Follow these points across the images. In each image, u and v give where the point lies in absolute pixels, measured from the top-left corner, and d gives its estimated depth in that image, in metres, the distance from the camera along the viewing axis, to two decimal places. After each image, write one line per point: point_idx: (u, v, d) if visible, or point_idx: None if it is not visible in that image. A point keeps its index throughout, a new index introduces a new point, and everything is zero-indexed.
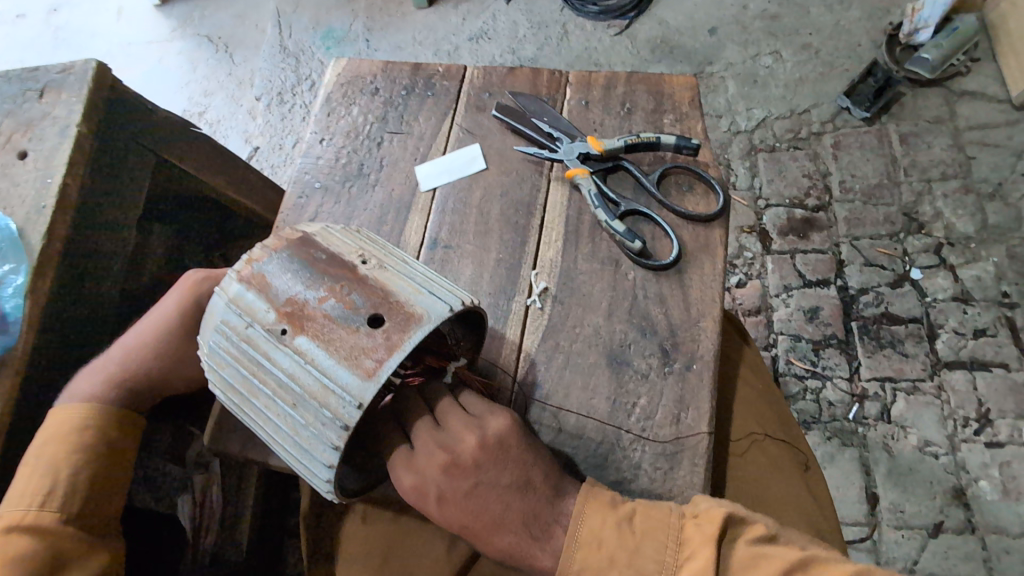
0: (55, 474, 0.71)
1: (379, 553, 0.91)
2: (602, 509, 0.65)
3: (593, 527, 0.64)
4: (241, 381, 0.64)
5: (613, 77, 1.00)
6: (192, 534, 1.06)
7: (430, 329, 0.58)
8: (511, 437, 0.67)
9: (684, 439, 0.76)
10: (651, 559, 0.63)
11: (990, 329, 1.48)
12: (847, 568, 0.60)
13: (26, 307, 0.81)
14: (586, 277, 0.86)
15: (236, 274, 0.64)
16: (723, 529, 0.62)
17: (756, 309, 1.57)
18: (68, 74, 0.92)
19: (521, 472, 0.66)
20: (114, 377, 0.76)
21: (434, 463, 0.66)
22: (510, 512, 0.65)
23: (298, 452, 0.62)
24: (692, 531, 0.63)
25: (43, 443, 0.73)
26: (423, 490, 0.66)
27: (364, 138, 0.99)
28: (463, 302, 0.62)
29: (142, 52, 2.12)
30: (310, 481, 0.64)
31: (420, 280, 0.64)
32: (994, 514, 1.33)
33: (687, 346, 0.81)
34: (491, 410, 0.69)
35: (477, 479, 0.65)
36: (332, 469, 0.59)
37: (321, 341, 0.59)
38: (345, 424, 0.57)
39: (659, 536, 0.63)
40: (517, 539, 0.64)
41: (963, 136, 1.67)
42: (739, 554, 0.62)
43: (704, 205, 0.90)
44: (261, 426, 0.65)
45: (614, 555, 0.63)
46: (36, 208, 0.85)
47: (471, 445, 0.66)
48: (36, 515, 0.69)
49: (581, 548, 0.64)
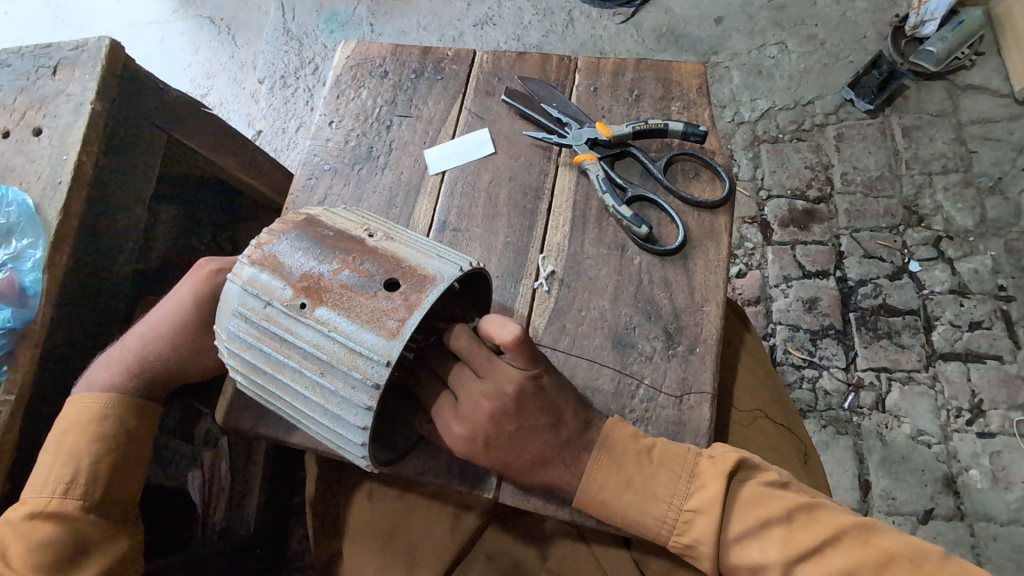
0: (77, 462, 0.73)
1: (384, 531, 0.93)
2: (624, 441, 0.72)
3: (614, 452, 0.71)
4: (265, 360, 0.64)
5: (622, 64, 1.01)
6: (201, 509, 1.09)
7: (446, 288, 0.60)
8: (542, 384, 0.70)
9: (686, 419, 0.78)
10: (665, 486, 0.70)
11: (985, 322, 1.50)
12: (843, 520, 0.67)
13: (44, 280, 0.84)
14: (593, 261, 0.87)
15: (247, 259, 0.64)
16: (735, 468, 0.69)
17: (755, 299, 1.59)
18: (81, 51, 0.92)
19: (552, 413, 0.70)
20: (132, 368, 0.77)
21: (483, 412, 0.67)
22: (546, 447, 0.70)
23: (330, 421, 0.63)
24: (706, 466, 0.70)
25: (63, 433, 0.75)
26: (474, 438, 0.68)
27: (373, 121, 1.00)
28: (471, 264, 0.65)
29: (143, 33, 2.11)
30: (342, 450, 0.65)
31: (427, 248, 0.66)
32: (984, 503, 1.36)
33: (691, 329, 0.82)
34: (521, 356, 0.68)
35: (520, 423, 0.69)
36: (366, 431, 0.60)
37: (341, 310, 0.60)
38: (376, 384, 0.58)
39: (674, 468, 0.71)
40: (555, 467, 0.71)
41: (965, 130, 1.68)
42: (749, 490, 0.70)
43: (710, 191, 0.91)
44: (288, 403, 0.66)
45: (631, 478, 0.71)
46: (52, 184, 0.86)
47: (513, 393, 0.68)
48: (59, 502, 0.72)
49: (603, 470, 0.71)
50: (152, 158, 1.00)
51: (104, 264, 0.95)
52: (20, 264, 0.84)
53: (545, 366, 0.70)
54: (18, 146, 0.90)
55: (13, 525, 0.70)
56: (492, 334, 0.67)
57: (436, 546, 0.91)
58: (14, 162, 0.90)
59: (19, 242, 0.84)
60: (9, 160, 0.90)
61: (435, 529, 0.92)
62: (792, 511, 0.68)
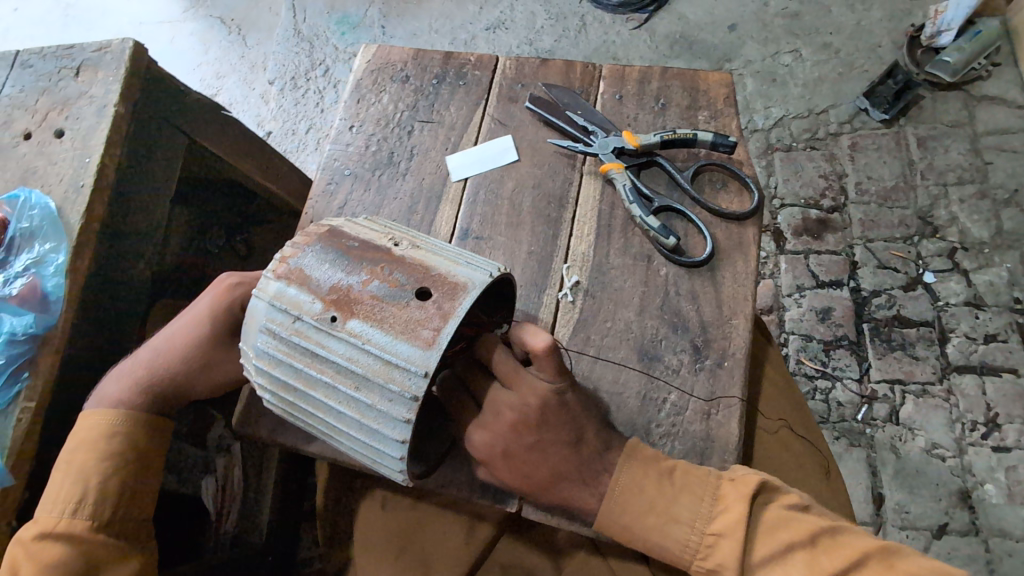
0: (86, 481, 0.72)
1: (399, 539, 0.91)
2: (644, 462, 0.71)
3: (635, 475, 0.70)
4: (296, 376, 0.63)
5: (647, 72, 1.00)
6: (213, 516, 1.08)
7: (478, 295, 0.59)
8: (566, 399, 0.68)
9: (714, 434, 0.77)
10: (687, 509, 0.69)
11: (1001, 335, 1.49)
12: (870, 543, 0.65)
13: (67, 285, 0.82)
14: (617, 272, 0.86)
15: (272, 274, 0.63)
16: (758, 490, 0.68)
17: (769, 309, 1.58)
18: (105, 53, 0.91)
19: (575, 430, 0.69)
20: (141, 383, 0.76)
21: (505, 421, 0.67)
22: (566, 465, 0.69)
23: (366, 435, 0.61)
24: (728, 489, 0.69)
25: (72, 450, 0.74)
26: (491, 446, 0.68)
27: (394, 127, 0.99)
28: (499, 270, 0.64)
29: (155, 32, 2.11)
30: (379, 464, 0.64)
31: (453, 255, 0.65)
32: (999, 518, 1.35)
33: (719, 343, 0.81)
34: (551, 369, 0.66)
35: (540, 436, 0.68)
36: (404, 445, 0.59)
37: (374, 322, 0.59)
38: (414, 396, 0.57)
39: (696, 490, 0.69)
40: (572, 487, 0.70)
41: (981, 141, 1.67)
42: (771, 513, 0.68)
43: (738, 203, 0.90)
44: (320, 419, 0.65)
45: (653, 501, 0.69)
46: (74, 186, 0.85)
47: (536, 405, 0.67)
48: (69, 522, 0.71)
49: (623, 493, 0.70)
50: (172, 162, 0.99)
51: (122, 267, 0.93)
52: (43, 269, 0.82)
53: (570, 382, 0.69)
54: (39, 148, 0.90)
55: (23, 546, 0.69)
56: (524, 342, 0.64)
57: (452, 557, 0.90)
58: (35, 164, 0.89)
59: (42, 246, 0.82)
60: (30, 162, 0.89)
61: (451, 538, 0.91)
62: (815, 536, 0.66)
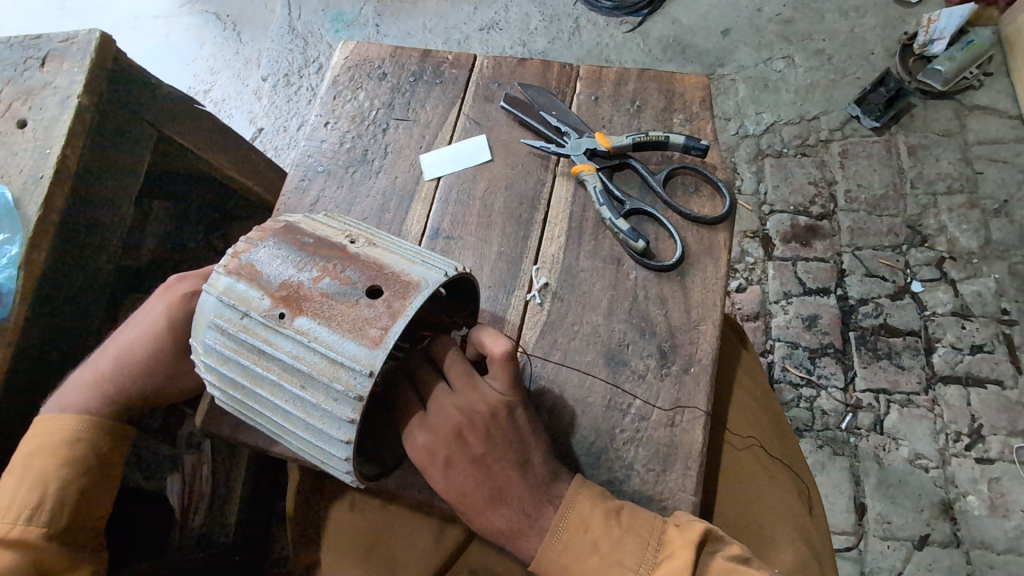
0: (45, 486, 0.70)
1: (367, 538, 0.90)
2: (592, 497, 0.68)
3: (582, 512, 0.67)
4: (243, 374, 0.62)
5: (625, 74, 0.99)
6: (180, 511, 1.07)
7: (429, 295, 0.57)
8: (515, 415, 0.67)
9: (678, 440, 0.75)
10: (632, 554, 0.66)
11: (987, 346, 1.48)
12: None
13: (20, 278, 0.81)
14: (586, 274, 0.85)
15: (223, 268, 0.62)
16: (703, 537, 0.65)
17: (755, 315, 1.57)
18: (71, 44, 0.90)
19: (520, 450, 0.67)
20: (107, 393, 0.75)
21: (449, 425, 0.65)
22: (509, 488, 0.67)
23: (313, 435, 0.60)
24: (673, 535, 0.66)
25: (31, 454, 0.72)
26: (433, 452, 0.65)
27: (369, 124, 0.98)
28: (456, 269, 0.63)
29: (150, 26, 2.10)
30: (327, 465, 0.63)
31: (410, 254, 0.64)
32: (981, 530, 1.33)
33: (686, 348, 0.80)
34: (501, 374, 0.67)
35: (486, 449, 0.66)
36: (349, 446, 0.58)
37: (321, 319, 0.58)
38: (358, 397, 0.56)
39: (641, 533, 0.66)
40: (510, 516, 0.67)
41: (972, 151, 1.66)
42: (715, 565, 0.66)
43: (710, 208, 0.89)
44: (269, 418, 0.64)
45: (598, 542, 0.66)
46: (33, 178, 0.84)
47: (484, 412, 0.66)
48: (23, 528, 0.68)
49: (568, 530, 0.67)
50: (140, 153, 0.98)
51: (86, 260, 0.92)
52: None
53: (523, 399, 0.68)
54: (1, 137, 0.88)
55: None
56: (483, 344, 0.66)
57: (420, 558, 0.88)
58: None
59: None
60: None
61: (420, 541, 0.89)
62: None
